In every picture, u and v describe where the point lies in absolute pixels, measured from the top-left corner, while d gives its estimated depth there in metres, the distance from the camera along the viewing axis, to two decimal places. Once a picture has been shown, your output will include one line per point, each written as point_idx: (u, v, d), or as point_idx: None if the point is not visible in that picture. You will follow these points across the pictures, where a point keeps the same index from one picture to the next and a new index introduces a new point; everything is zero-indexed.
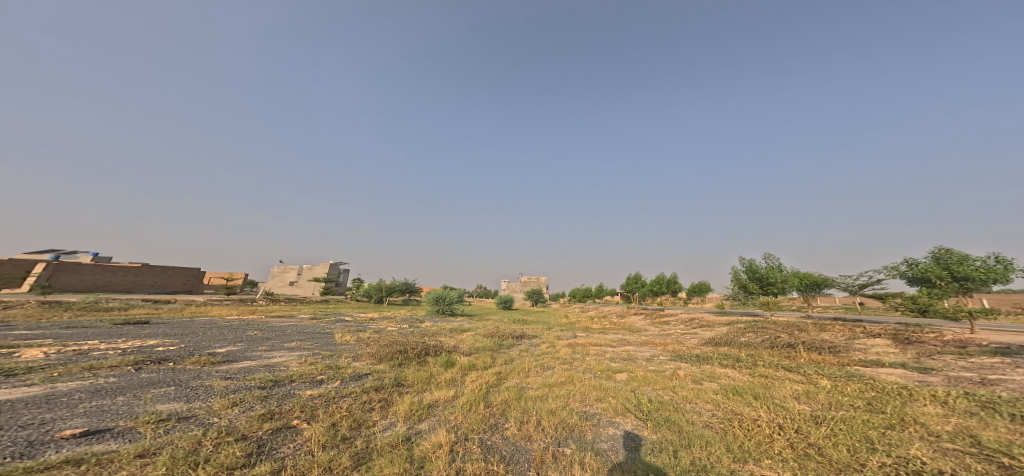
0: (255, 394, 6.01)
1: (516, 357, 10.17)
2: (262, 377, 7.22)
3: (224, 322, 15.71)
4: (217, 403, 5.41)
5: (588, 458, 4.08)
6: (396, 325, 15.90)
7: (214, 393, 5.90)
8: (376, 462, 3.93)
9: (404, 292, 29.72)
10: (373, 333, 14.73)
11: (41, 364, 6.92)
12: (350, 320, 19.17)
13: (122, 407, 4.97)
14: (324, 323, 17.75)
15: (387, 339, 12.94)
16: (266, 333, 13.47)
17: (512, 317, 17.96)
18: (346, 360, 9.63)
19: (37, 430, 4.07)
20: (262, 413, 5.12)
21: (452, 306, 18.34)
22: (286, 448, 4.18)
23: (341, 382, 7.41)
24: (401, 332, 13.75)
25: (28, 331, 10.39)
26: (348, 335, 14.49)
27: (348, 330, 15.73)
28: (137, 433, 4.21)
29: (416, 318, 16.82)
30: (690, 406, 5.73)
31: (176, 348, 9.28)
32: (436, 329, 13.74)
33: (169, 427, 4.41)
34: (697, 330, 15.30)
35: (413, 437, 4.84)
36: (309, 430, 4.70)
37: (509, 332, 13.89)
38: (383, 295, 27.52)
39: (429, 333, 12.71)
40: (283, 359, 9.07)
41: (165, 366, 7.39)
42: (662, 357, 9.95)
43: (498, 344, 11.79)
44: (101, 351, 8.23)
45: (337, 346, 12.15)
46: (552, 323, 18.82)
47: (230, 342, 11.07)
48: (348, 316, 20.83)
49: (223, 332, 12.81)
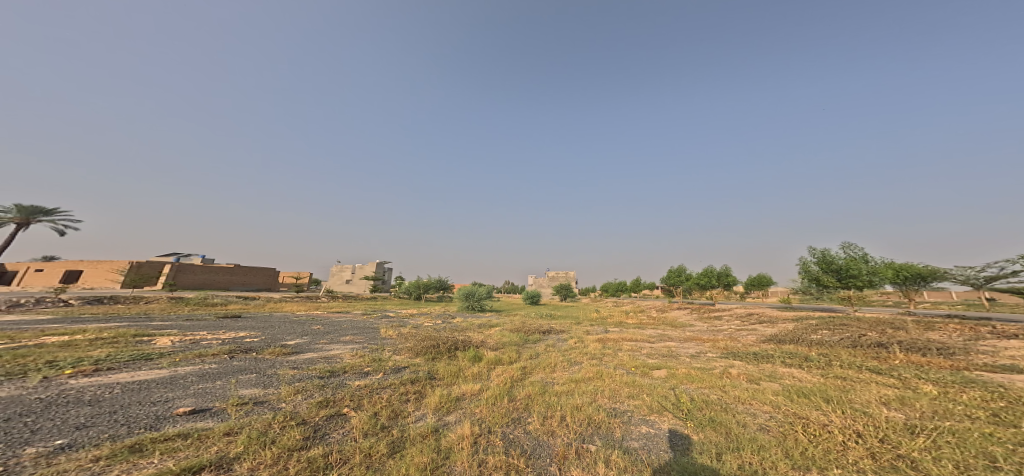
0: (314, 383, 6.58)
1: (542, 352, 10.05)
2: (321, 367, 7.92)
3: (295, 316, 17.53)
4: (285, 390, 6.00)
5: (614, 455, 3.65)
6: (432, 320, 16.47)
7: (283, 381, 6.56)
8: (408, 451, 3.77)
9: (439, 289, 30.72)
10: (411, 328, 15.44)
11: (164, 350, 8.10)
12: (392, 316, 20.31)
13: (216, 390, 5.67)
14: (372, 318, 19.01)
15: (423, 334, 13.53)
16: (326, 327, 14.77)
17: (539, 312, 18.02)
18: (388, 353, 10.16)
19: (160, 406, 4.77)
20: (319, 401, 5.59)
21: (480, 303, 18.61)
22: (335, 433, 4.53)
23: (382, 374, 7.88)
24: (435, 327, 14.29)
25: (162, 322, 12.50)
26: (391, 329, 15.39)
27: (392, 326, 16.67)
28: (226, 413, 4.77)
29: (449, 314, 17.41)
30: (741, 407, 5.06)
31: (257, 339, 10.48)
32: (466, 324, 13.97)
33: (248, 409, 4.97)
34: (756, 325, 14.14)
35: (441, 428, 5.03)
36: (355, 418, 5.07)
37: (535, 327, 13.85)
38: (421, 292, 28.73)
39: (458, 328, 13.04)
40: (338, 352, 9.84)
41: (246, 355, 8.29)
42: (710, 354, 9.22)
43: (524, 339, 11.77)
44: (209, 341, 9.52)
45: (381, 340, 12.96)
46: (581, 317, 18.49)
47: (299, 334, 12.27)
48: (391, 312, 22.09)
49: (294, 325, 14.29)
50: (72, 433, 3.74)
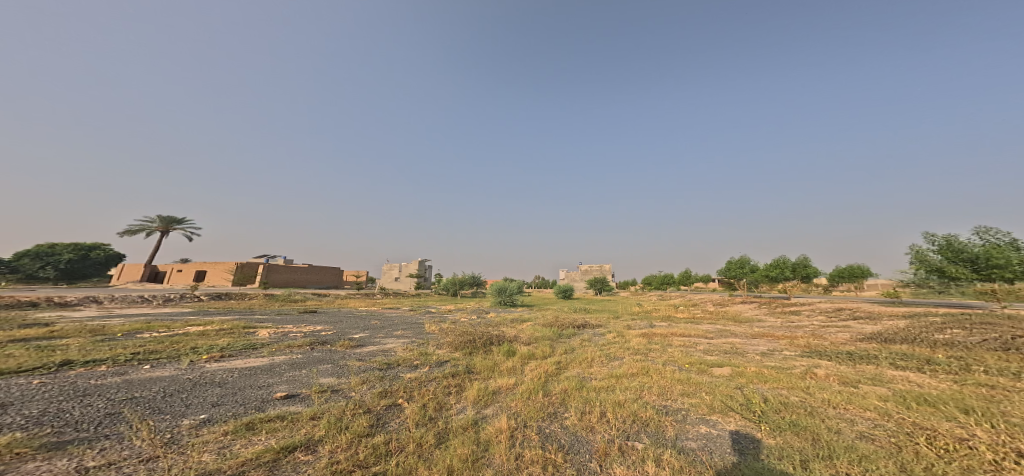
0: (375, 374, 7.07)
1: (577, 347, 9.79)
2: (380, 360, 8.47)
3: (360, 312, 19.09)
4: (353, 380, 6.50)
5: (666, 454, 2.85)
6: (469, 316, 16.84)
7: (352, 371, 7.13)
8: (451, 442, 3.89)
9: (474, 285, 31.03)
10: (452, 323, 15.97)
11: (266, 341, 9.12)
12: (434, 312, 21.17)
13: (302, 378, 6.29)
14: (416, 314, 19.96)
15: (461, 329, 13.93)
16: (383, 322, 15.80)
17: (573, 306, 17.79)
18: (433, 347, 10.65)
19: (265, 390, 5.39)
20: (379, 391, 5.99)
21: (512, 298, 18.68)
22: (392, 423, 4.82)
23: (429, 367, 8.25)
24: (472, 322, 14.61)
25: (263, 315, 14.46)
26: (432, 325, 16.03)
27: (433, 321, 17.36)
28: (311, 399, 5.28)
29: (483, 309, 17.68)
30: (832, 411, 3.81)
31: (330, 332, 11.53)
32: (500, 320, 13.94)
33: (326, 396, 5.45)
34: (849, 322, 12.08)
35: (480, 421, 5.16)
36: (408, 408, 5.35)
37: (568, 321, 13.59)
38: (457, 288, 29.46)
39: (492, 323, 13.18)
40: (393, 345, 10.48)
41: (320, 347, 9.04)
42: (787, 352, 7.83)
43: (559, 334, 11.59)
44: (296, 333, 10.67)
45: (425, 335, 13.54)
46: (621, 311, 17.86)
47: (362, 329, 13.26)
48: (433, 308, 23.00)
49: (357, 320, 15.52)
50: (211, 409, 4.24)
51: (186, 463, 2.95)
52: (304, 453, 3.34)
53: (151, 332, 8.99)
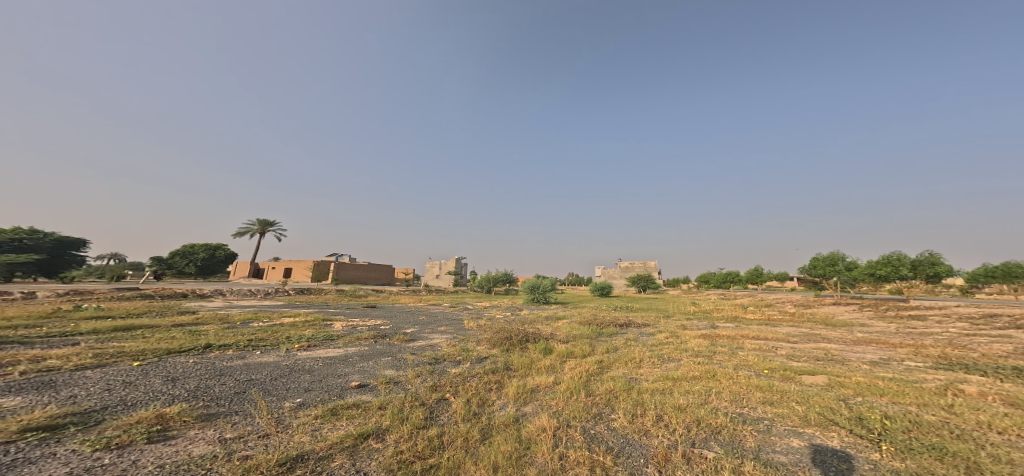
0: (427, 368, 7.42)
1: (621, 347, 9.48)
2: (429, 354, 8.87)
3: (412, 307, 20.20)
4: (408, 373, 6.88)
5: (747, 467, 2.62)
6: (504, 312, 17.02)
7: (408, 364, 7.55)
8: (494, 438, 3.95)
9: (508, 282, 31.09)
10: (488, 320, 16.29)
11: (338, 333, 9.95)
12: (472, 308, 21.75)
13: (370, 369, 6.79)
14: (455, 310, 20.65)
15: (497, 326, 14.14)
16: (429, 318, 16.52)
17: (613, 304, 17.26)
18: (474, 343, 10.98)
19: (343, 378, 5.90)
20: (430, 385, 6.28)
21: (546, 295, 18.51)
22: (443, 416, 5.02)
23: (470, 363, 8.48)
24: (506, 319, 14.75)
25: (337, 308, 16.03)
26: (471, 321, 16.45)
27: (471, 317, 17.90)
28: (377, 389, 5.68)
29: (517, 306, 17.74)
30: (995, 437, 3.10)
31: (386, 326, 12.30)
32: (538, 318, 13.80)
33: (390, 387, 5.83)
34: (1003, 335, 9.48)
35: (521, 418, 5.21)
36: (455, 403, 5.55)
37: (610, 320, 13.24)
38: (490, 286, 29.82)
39: (528, 320, 13.15)
40: (439, 340, 10.94)
41: (381, 340, 9.66)
42: (915, 364, 6.52)
43: (598, 332, 11.36)
44: (360, 326, 11.53)
45: (464, 331, 13.96)
46: (674, 311, 16.79)
47: (413, 324, 13.96)
48: (470, 305, 23.58)
49: (408, 315, 16.41)
50: (304, 394, 4.70)
51: (286, 441, 3.30)
52: (374, 441, 3.59)
53: (260, 321, 10.23)
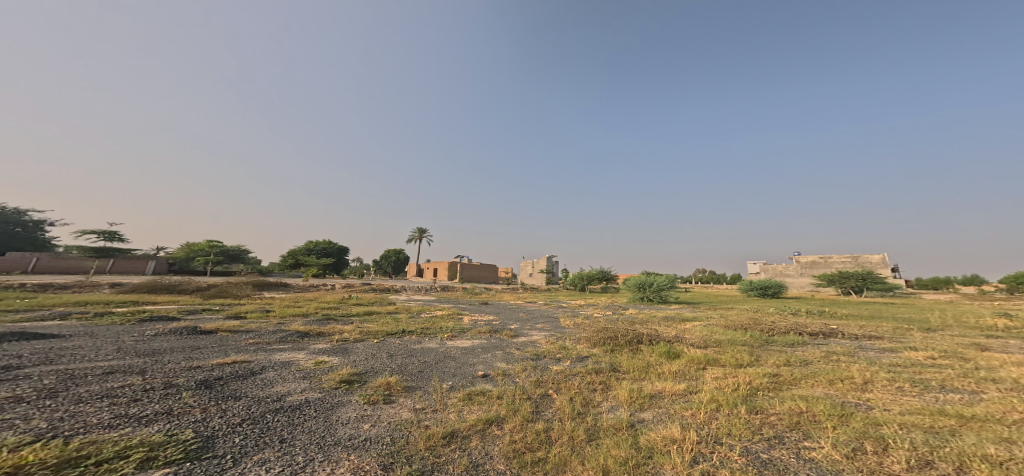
0: (530, 364, 7.47)
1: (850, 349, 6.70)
2: (530, 350, 9.00)
3: (521, 305, 20.96)
4: (515, 366, 7.10)
5: None
6: (602, 311, 16.28)
7: (512, 359, 7.71)
8: (603, 441, 3.61)
9: (603, 280, 29.43)
10: (585, 319, 15.79)
11: (465, 326, 10.94)
12: (568, 306, 21.66)
13: (489, 360, 7.24)
14: (551, 308, 20.84)
15: (598, 325, 13.50)
16: (529, 315, 16.91)
17: (755, 308, 14.13)
18: (573, 342, 10.69)
19: (469, 367, 6.53)
20: (534, 379, 6.31)
21: (656, 293, 16.89)
22: (546, 412, 4.88)
23: (570, 361, 8.24)
24: (608, 319, 13.89)
25: (465, 304, 18.15)
26: (567, 319, 16.22)
27: (566, 315, 17.83)
28: (494, 378, 6.06)
29: (623, 305, 16.60)
30: None
31: (493, 322, 12.88)
32: (646, 320, 12.18)
33: (506, 379, 6.15)
34: None
35: (637, 425, 4.75)
36: (558, 400, 5.38)
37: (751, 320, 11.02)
38: (586, 284, 28.61)
39: (636, 321, 12.10)
40: (537, 337, 11.03)
41: (494, 335, 10.23)
42: None
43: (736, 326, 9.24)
44: (474, 320, 12.30)
45: (563, 328, 13.80)
46: (871, 317, 12.08)
47: (515, 320, 14.48)
48: (565, 303, 23.41)
49: (511, 312, 17.08)
50: (452, 378, 5.68)
51: (442, 417, 4.05)
52: (497, 428, 3.81)
53: (429, 312, 12.56)
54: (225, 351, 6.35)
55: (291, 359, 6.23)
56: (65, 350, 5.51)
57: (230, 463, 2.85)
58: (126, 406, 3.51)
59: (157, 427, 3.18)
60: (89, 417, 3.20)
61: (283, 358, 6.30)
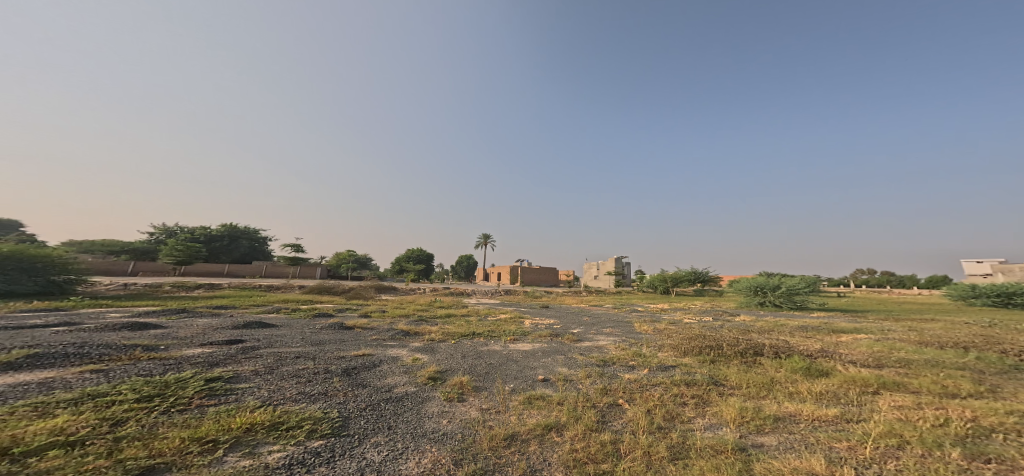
0: (596, 370, 6.95)
1: None
2: (597, 356, 8.38)
3: (585, 309, 20.01)
4: (579, 372, 6.67)
5: None
6: (690, 319, 14.56)
7: (576, 364, 7.28)
8: (695, 462, 3.05)
9: (691, 282, 26.36)
10: (669, 325, 14.36)
11: (527, 329, 10.83)
12: (645, 310, 20.01)
13: (549, 364, 7.02)
14: (624, 312, 19.45)
15: (688, 333, 12.11)
16: (596, 319, 15.98)
17: (899, 321, 11.13)
18: (649, 349, 9.73)
19: (527, 371, 6.43)
20: (600, 387, 5.80)
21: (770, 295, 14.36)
22: (615, 423, 4.41)
23: (650, 370, 7.46)
24: (702, 327, 12.37)
25: (530, 308, 17.99)
26: (646, 324, 14.91)
27: (645, 320, 16.40)
28: (555, 384, 5.84)
29: (719, 311, 14.55)
30: None
31: (555, 326, 12.44)
32: (760, 324, 10.13)
33: (568, 385, 5.86)
34: None
35: (749, 448, 3.81)
36: (631, 411, 4.81)
37: (894, 333, 8.71)
38: (669, 286, 25.93)
39: (734, 328, 10.51)
40: (606, 343, 10.27)
41: (554, 339, 9.81)
42: None
43: (872, 344, 7.39)
44: (534, 324, 12.03)
45: (641, 335, 12.73)
46: None
47: (579, 324, 13.81)
48: (642, 307, 21.72)
49: (574, 316, 16.35)
50: (513, 380, 5.86)
51: (504, 420, 4.28)
52: (555, 434, 3.88)
53: (493, 315, 12.67)
54: (359, 344, 7.42)
55: (398, 354, 6.84)
56: (280, 336, 7.91)
57: (357, 442, 3.55)
58: (305, 385, 4.96)
59: (319, 404, 4.33)
60: (288, 392, 4.68)
61: (396, 353, 6.93)
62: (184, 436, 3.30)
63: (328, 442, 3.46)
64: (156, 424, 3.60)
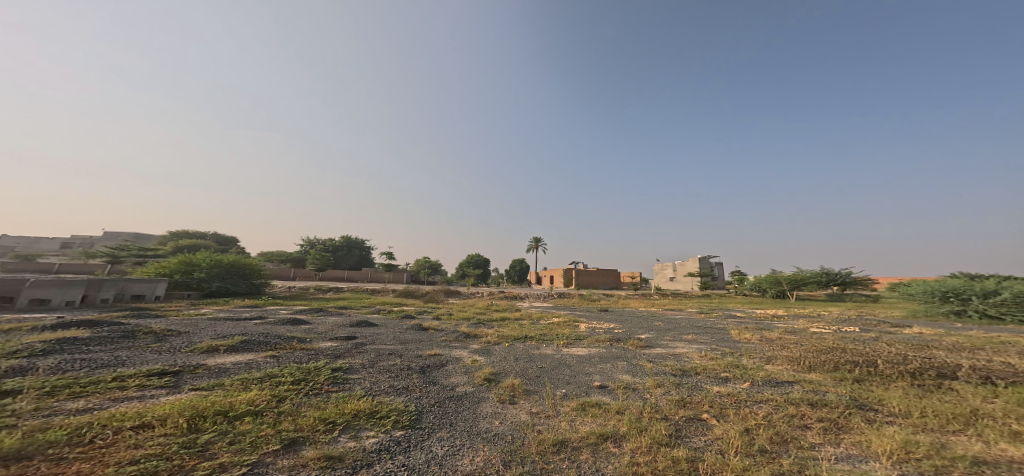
0: (671, 380, 6.14)
1: None
2: (674, 364, 7.40)
3: (653, 313, 18.25)
4: (647, 381, 5.97)
5: None
6: (824, 329, 12.09)
7: (645, 373, 6.55)
8: None
9: (815, 284, 21.84)
10: (785, 335, 12.13)
11: (582, 333, 10.16)
12: (743, 317, 17.31)
13: (608, 371, 6.48)
14: (714, 318, 17.08)
15: (812, 346, 10.03)
16: (669, 324, 14.38)
17: None
18: (754, 361, 8.27)
19: (586, 377, 6.01)
20: (676, 399, 5.07)
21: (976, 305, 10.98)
22: (697, 439, 3.78)
23: (752, 384, 6.27)
24: (841, 340, 10.14)
25: (595, 312, 17.04)
26: (747, 333, 12.82)
27: (747, 328, 14.12)
28: (615, 393, 5.31)
29: (862, 322, 11.66)
30: None
31: (620, 330, 11.50)
32: (957, 340, 7.88)
33: (630, 393, 5.28)
34: None
35: None
36: (721, 428, 4.04)
37: None
38: (786, 288, 21.91)
39: (906, 343, 8.24)
40: (686, 351, 9.03)
41: (616, 344, 9.02)
42: None
43: None
44: (592, 328, 11.29)
45: (740, 344, 11.00)
46: None
47: (648, 329, 12.57)
48: (741, 312, 18.86)
49: (642, 320, 14.98)
50: (566, 386, 5.50)
51: (555, 425, 4.03)
52: (613, 445, 3.56)
53: (546, 319, 12.29)
54: (433, 344, 7.84)
55: (461, 354, 7.06)
56: (380, 334, 8.85)
57: (427, 434, 3.73)
58: (395, 379, 5.43)
59: (402, 397, 4.69)
60: (381, 385, 5.14)
61: (459, 354, 7.12)
62: (316, 416, 3.88)
63: (403, 433, 3.70)
64: (302, 404, 4.29)
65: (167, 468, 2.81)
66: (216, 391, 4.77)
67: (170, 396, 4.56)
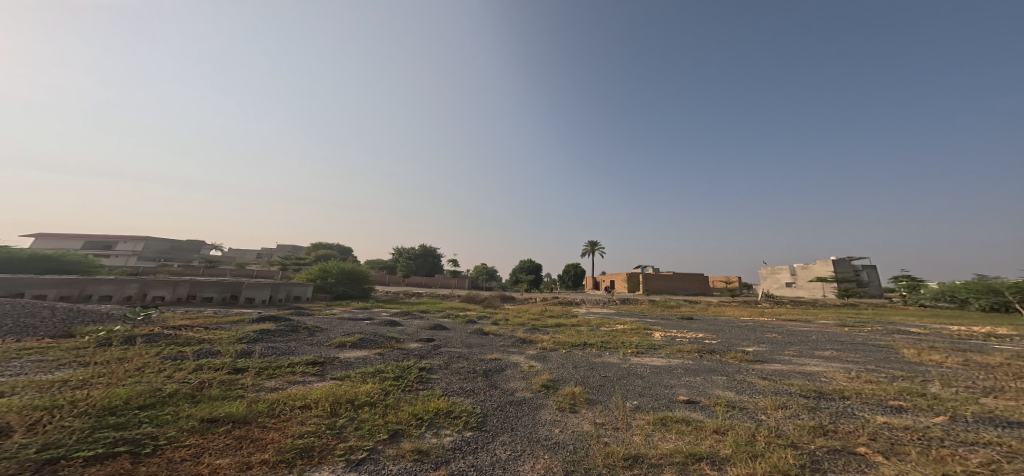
0: (801, 402, 4.05)
1: None
2: (803, 384, 5.11)
3: (755, 323, 14.54)
4: (762, 400, 4.05)
5: None
6: None
7: (758, 391, 4.56)
8: None
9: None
10: (1003, 361, 7.99)
11: (657, 342, 8.16)
12: (915, 333, 12.42)
13: (699, 386, 4.71)
14: (864, 332, 12.67)
15: None
16: (789, 336, 10.99)
17: None
18: (956, 390, 5.32)
19: (667, 389, 4.42)
20: (809, 424, 3.13)
21: None
22: None
23: (957, 420, 3.71)
24: None
25: (684, 320, 14.24)
26: (933, 353, 8.85)
27: (932, 348, 9.88)
28: (711, 410, 3.64)
29: None
30: None
31: (714, 341, 9.06)
32: None
33: (733, 413, 3.55)
34: None
35: None
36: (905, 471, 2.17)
37: None
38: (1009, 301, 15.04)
39: None
40: (822, 369, 6.38)
41: (708, 356, 6.89)
42: None
43: None
44: (672, 337, 9.12)
45: (921, 367, 7.53)
46: None
47: (755, 341, 9.71)
48: (914, 328, 13.63)
49: (745, 330, 11.85)
50: (639, 398, 4.03)
51: (625, 438, 2.75)
52: (711, 468, 2.22)
53: (608, 326, 10.47)
54: (488, 349, 7.05)
55: (518, 359, 6.09)
56: (448, 338, 8.43)
57: (493, 435, 2.86)
58: (459, 381, 4.76)
59: (473, 399, 3.93)
60: (456, 386, 4.52)
61: (517, 359, 6.15)
62: (411, 411, 3.24)
63: (471, 435, 2.86)
64: (408, 399, 3.78)
65: (322, 444, 2.36)
66: (346, 381, 4.62)
67: (320, 383, 4.53)
